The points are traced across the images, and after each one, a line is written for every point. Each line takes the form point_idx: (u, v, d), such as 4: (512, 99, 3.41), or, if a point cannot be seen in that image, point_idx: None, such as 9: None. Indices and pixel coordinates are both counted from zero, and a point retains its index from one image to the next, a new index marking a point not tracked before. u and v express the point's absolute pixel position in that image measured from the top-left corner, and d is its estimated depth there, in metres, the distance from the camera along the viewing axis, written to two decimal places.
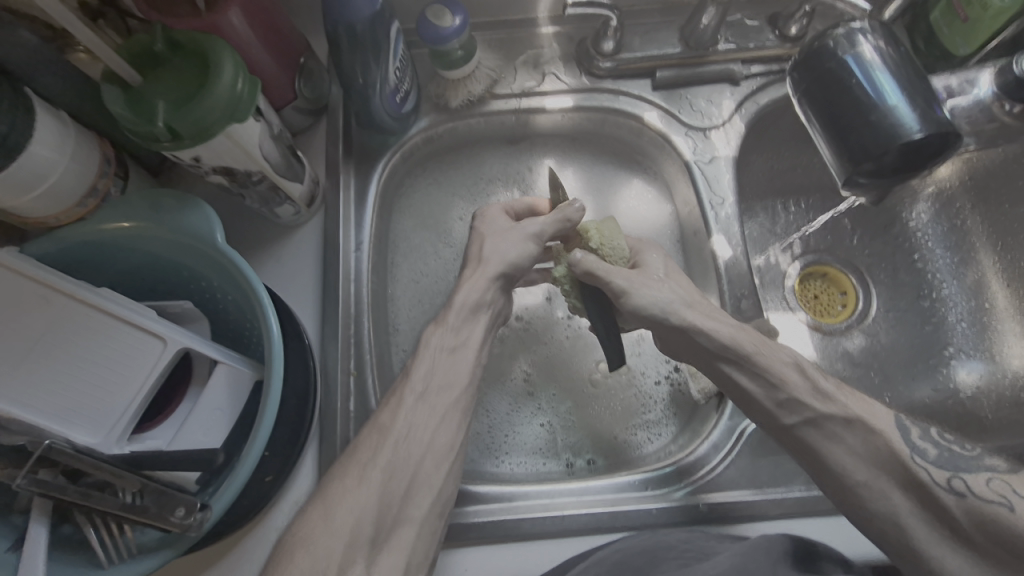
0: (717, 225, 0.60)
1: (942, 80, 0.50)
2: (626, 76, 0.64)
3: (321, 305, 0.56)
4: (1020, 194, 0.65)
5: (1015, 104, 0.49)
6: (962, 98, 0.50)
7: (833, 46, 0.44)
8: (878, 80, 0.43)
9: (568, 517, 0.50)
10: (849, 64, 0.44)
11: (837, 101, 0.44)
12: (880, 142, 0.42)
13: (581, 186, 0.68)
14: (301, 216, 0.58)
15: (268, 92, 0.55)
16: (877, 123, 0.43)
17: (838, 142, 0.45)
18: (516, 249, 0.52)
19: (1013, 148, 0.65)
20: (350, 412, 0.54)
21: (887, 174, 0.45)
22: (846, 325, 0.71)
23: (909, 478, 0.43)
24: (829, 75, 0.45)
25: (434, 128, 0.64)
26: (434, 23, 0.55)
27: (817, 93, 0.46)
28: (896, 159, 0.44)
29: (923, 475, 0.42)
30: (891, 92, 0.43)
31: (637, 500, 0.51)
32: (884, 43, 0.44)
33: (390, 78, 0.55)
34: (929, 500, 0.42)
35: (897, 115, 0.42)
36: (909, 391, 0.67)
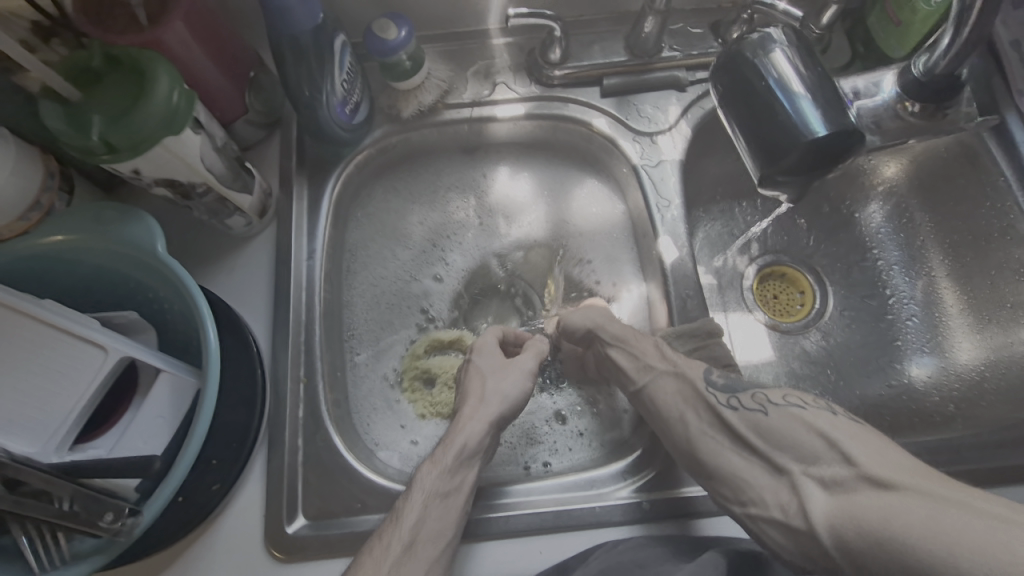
0: (664, 226, 0.61)
1: (849, 83, 0.52)
2: (575, 84, 0.65)
3: (272, 314, 0.57)
4: (961, 192, 0.66)
5: (917, 103, 0.50)
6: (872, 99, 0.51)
7: (747, 49, 0.46)
8: (786, 83, 0.44)
9: (519, 516, 0.51)
10: (760, 65, 0.45)
11: (750, 100, 0.46)
12: (787, 141, 0.44)
13: (538, 192, 0.70)
14: (253, 227, 0.59)
15: (217, 106, 0.56)
16: (785, 122, 0.44)
17: (754, 141, 0.46)
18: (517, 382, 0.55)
19: (952, 143, 0.65)
20: (299, 419, 0.54)
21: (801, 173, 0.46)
22: (804, 323, 0.74)
23: None
24: (743, 76, 0.46)
25: (387, 138, 0.65)
26: (380, 36, 0.56)
27: (734, 93, 0.47)
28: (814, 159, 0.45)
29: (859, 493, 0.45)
30: (798, 94, 0.44)
31: (580, 500, 0.52)
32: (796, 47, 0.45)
33: (338, 90, 0.57)
34: None
35: (802, 116, 0.43)
36: (864, 388, 0.69)
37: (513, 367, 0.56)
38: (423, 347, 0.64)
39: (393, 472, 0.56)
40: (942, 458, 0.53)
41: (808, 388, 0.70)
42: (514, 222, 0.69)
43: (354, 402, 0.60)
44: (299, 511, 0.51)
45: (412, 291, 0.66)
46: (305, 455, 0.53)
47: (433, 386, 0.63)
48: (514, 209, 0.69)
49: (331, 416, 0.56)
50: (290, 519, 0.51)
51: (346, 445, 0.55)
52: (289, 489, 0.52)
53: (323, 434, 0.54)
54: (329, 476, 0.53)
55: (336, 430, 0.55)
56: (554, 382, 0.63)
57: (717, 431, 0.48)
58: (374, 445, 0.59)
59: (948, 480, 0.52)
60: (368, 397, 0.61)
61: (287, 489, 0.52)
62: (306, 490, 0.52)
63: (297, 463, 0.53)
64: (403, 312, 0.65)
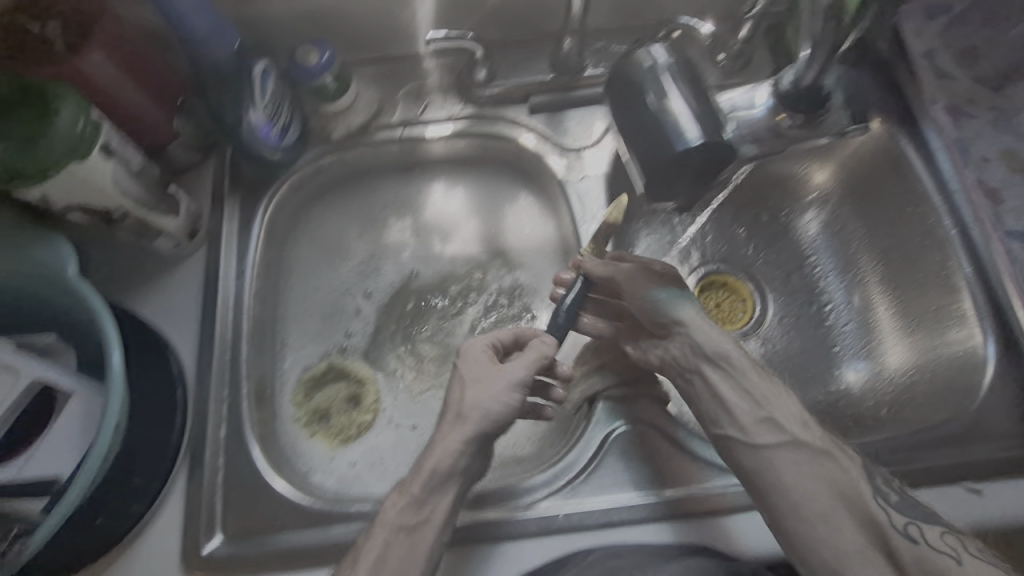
0: (589, 239, 0.62)
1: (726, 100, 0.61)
2: (504, 102, 0.66)
3: (198, 335, 0.58)
4: (888, 198, 0.67)
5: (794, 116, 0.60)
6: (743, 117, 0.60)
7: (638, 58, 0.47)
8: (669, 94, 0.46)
9: (529, 518, 0.51)
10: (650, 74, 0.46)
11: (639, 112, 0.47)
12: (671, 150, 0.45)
13: (472, 209, 0.71)
14: (182, 249, 0.60)
15: (146, 131, 0.57)
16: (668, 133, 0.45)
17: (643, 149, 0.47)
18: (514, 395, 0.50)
19: (878, 146, 0.66)
20: (221, 438, 0.55)
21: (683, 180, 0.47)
22: (744, 332, 0.73)
23: (886, 510, 0.45)
24: (632, 87, 0.47)
25: (321, 159, 0.66)
26: (302, 60, 0.58)
27: (625, 103, 0.48)
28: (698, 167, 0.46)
29: (896, 509, 0.45)
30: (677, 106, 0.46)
31: (561, 502, 0.52)
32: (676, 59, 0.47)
33: (261, 112, 0.57)
34: (902, 532, 0.45)
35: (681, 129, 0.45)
36: (802, 395, 0.69)
37: (500, 373, 0.51)
38: (302, 391, 0.64)
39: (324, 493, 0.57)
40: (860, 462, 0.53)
41: None
42: (449, 239, 0.71)
43: (285, 424, 0.62)
44: (218, 530, 0.52)
45: (348, 309, 0.67)
46: (226, 474, 0.54)
47: (329, 419, 0.63)
48: (450, 226, 0.71)
49: (256, 436, 0.56)
50: (208, 538, 0.51)
51: (270, 463, 0.56)
52: (209, 508, 0.52)
53: (245, 454, 0.54)
54: (251, 495, 0.53)
55: (259, 449, 0.56)
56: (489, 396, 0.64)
57: (771, 432, 0.48)
58: (307, 469, 0.60)
59: None
60: (299, 419, 0.62)
61: (207, 508, 0.52)
62: (226, 509, 0.52)
63: (218, 482, 0.53)
64: (340, 329, 0.66)
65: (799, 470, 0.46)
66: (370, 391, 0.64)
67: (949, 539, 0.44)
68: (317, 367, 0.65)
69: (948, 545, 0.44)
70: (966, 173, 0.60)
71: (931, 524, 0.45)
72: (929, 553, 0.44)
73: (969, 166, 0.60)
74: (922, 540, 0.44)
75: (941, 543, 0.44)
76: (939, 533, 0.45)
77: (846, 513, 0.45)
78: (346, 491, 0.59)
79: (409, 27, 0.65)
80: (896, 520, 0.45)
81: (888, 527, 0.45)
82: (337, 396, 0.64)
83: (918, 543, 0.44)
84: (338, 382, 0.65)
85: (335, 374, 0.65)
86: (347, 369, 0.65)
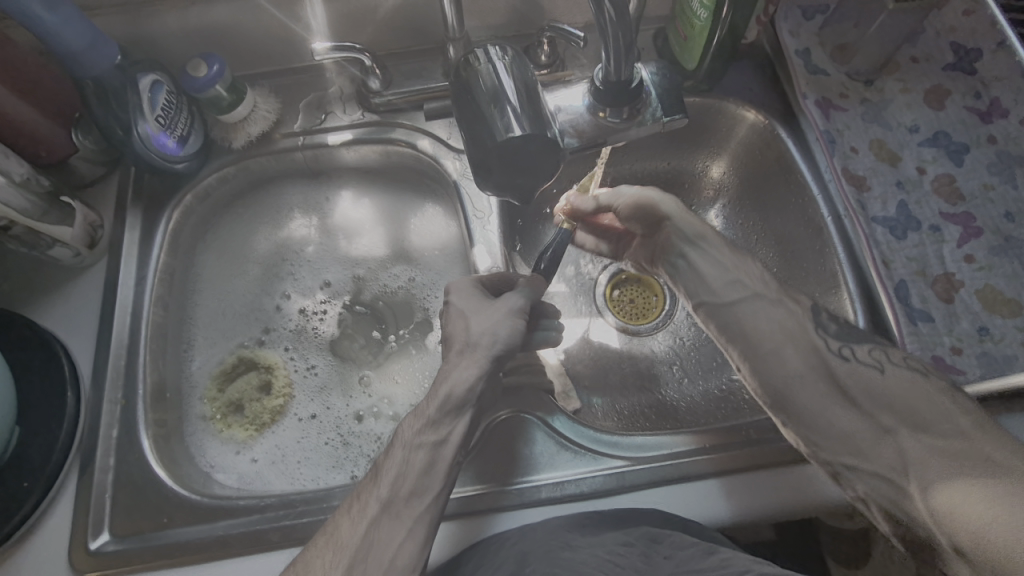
0: (479, 237, 0.64)
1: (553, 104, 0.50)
2: (400, 109, 0.69)
3: (96, 341, 0.60)
4: (777, 188, 0.66)
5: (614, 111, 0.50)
6: (569, 115, 0.47)
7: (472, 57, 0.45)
8: (496, 88, 0.44)
9: (510, 523, 0.53)
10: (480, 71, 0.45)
11: (467, 109, 0.45)
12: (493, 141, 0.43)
13: (379, 213, 0.73)
14: (82, 258, 0.62)
15: (44, 146, 0.60)
16: (491, 124, 0.43)
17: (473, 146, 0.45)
18: (467, 355, 0.52)
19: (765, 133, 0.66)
20: (113, 438, 0.56)
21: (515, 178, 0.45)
22: (654, 325, 0.76)
23: (824, 336, 0.51)
24: (464, 84, 0.45)
25: (225, 168, 0.68)
26: (191, 74, 0.61)
27: (459, 101, 0.46)
28: (534, 162, 0.44)
29: (834, 336, 0.51)
30: (501, 97, 0.43)
31: (535, 513, 0.53)
32: (510, 59, 0.45)
33: (153, 124, 0.60)
34: (836, 354, 0.50)
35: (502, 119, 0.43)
36: (704, 385, 0.71)
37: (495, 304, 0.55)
38: (215, 385, 0.65)
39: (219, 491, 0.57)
40: (731, 443, 0.55)
41: (651, 387, 0.71)
42: (357, 243, 0.73)
43: (192, 423, 0.63)
44: (105, 528, 0.53)
45: (258, 312, 0.69)
46: (116, 473, 0.55)
47: (242, 410, 0.64)
48: (357, 230, 0.73)
49: (150, 435, 0.57)
50: (95, 536, 0.53)
51: (163, 462, 0.57)
52: (97, 507, 0.54)
53: (137, 453, 0.56)
54: (140, 493, 0.54)
55: (152, 449, 0.57)
56: (396, 390, 0.66)
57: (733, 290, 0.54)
58: (209, 468, 0.61)
59: (734, 464, 0.54)
60: (206, 419, 0.63)
61: (96, 507, 0.53)
62: (114, 508, 0.54)
63: (108, 482, 0.55)
64: (248, 333, 0.68)
65: (763, 320, 0.52)
66: (279, 377, 0.66)
67: (875, 354, 0.50)
68: (226, 361, 0.66)
69: (872, 359, 0.49)
70: (834, 162, 0.62)
71: (862, 346, 0.50)
72: (859, 369, 0.49)
73: (837, 155, 0.62)
74: (852, 359, 0.49)
75: (868, 358, 0.49)
76: (867, 350, 0.50)
77: (790, 347, 0.51)
78: (248, 487, 0.60)
79: (304, 40, 0.68)
80: (832, 344, 0.51)
81: (827, 351, 0.50)
82: (249, 386, 0.65)
83: (849, 361, 0.49)
84: (249, 373, 0.66)
85: (244, 367, 0.66)
86: (256, 360, 0.67)
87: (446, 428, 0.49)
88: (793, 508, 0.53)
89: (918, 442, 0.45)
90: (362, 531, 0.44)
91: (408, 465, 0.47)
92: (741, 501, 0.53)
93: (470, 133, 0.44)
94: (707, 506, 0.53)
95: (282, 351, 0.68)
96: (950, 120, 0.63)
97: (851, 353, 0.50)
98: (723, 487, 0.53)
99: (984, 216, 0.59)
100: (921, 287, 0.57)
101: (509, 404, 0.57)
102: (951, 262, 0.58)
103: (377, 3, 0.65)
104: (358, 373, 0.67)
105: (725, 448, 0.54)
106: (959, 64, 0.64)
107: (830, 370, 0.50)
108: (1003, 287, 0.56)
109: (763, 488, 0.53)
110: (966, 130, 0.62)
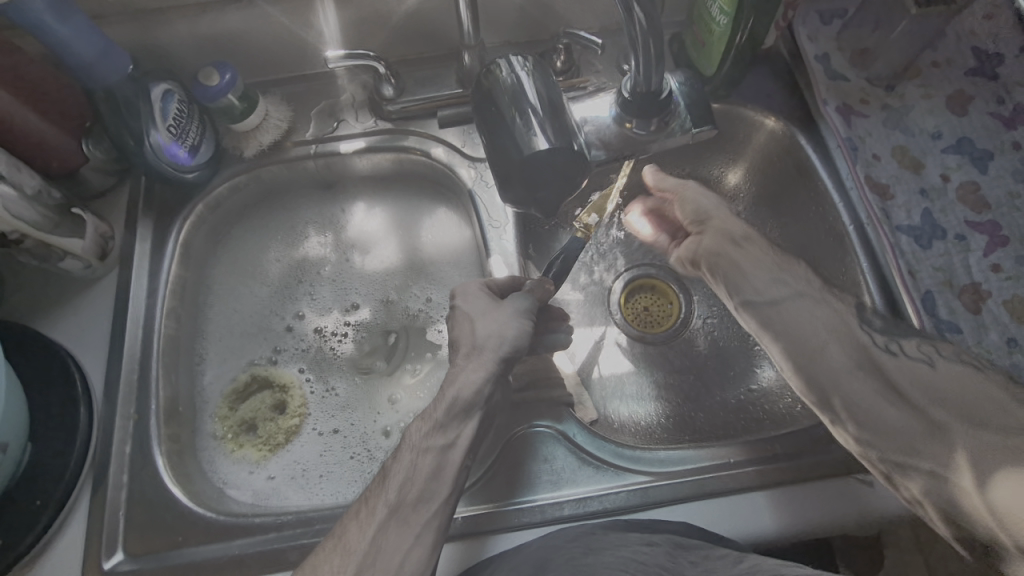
0: (494, 246, 0.63)
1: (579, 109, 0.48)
2: (413, 116, 0.68)
3: (108, 354, 0.59)
4: (795, 196, 0.65)
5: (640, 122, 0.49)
6: (596, 123, 0.48)
7: (495, 68, 0.44)
8: (520, 99, 0.43)
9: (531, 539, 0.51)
10: (504, 82, 0.44)
11: (490, 117, 0.44)
12: (517, 152, 0.42)
13: (391, 223, 0.72)
14: (93, 270, 0.61)
15: (56, 158, 0.59)
16: (515, 135, 0.42)
17: (494, 156, 0.44)
18: (476, 358, 0.52)
19: (784, 139, 0.65)
20: (126, 455, 0.55)
21: (537, 189, 0.44)
22: (669, 333, 0.75)
23: (871, 332, 0.51)
24: (487, 94, 0.44)
25: (236, 178, 0.67)
26: (204, 83, 0.60)
27: (481, 110, 0.45)
28: (556, 176, 0.43)
29: (879, 331, 0.51)
30: (526, 109, 0.42)
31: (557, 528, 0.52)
32: (535, 68, 0.44)
33: (166, 134, 0.59)
34: (884, 349, 0.50)
35: (526, 130, 0.41)
36: (722, 394, 0.70)
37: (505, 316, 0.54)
38: (227, 403, 0.64)
39: (235, 509, 0.57)
40: (754, 458, 0.54)
41: (668, 397, 0.70)
42: (369, 253, 0.72)
43: (204, 439, 0.62)
44: (118, 547, 0.52)
45: (270, 325, 0.68)
46: (130, 490, 0.54)
47: (255, 430, 0.63)
48: (369, 240, 0.72)
49: (164, 451, 0.57)
50: (109, 555, 0.52)
51: (176, 479, 0.56)
52: (110, 524, 0.53)
53: (150, 470, 0.55)
54: (153, 510, 0.53)
55: (165, 465, 0.56)
56: (410, 404, 0.65)
57: (781, 287, 0.53)
58: (224, 484, 0.60)
59: (757, 480, 0.53)
60: (221, 435, 0.63)
61: (109, 525, 0.53)
62: (127, 526, 0.53)
63: (120, 499, 0.54)
64: (260, 345, 0.67)
65: (808, 317, 0.51)
66: (293, 397, 0.65)
67: (924, 349, 0.50)
68: (240, 379, 0.65)
69: (922, 353, 0.49)
70: (857, 170, 0.61)
71: (909, 341, 0.51)
72: (907, 362, 0.49)
73: (859, 162, 0.61)
74: (900, 352, 0.50)
75: (915, 352, 0.50)
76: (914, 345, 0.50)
77: (838, 344, 0.50)
78: (263, 503, 0.59)
79: (316, 46, 0.67)
80: (879, 340, 0.50)
81: (873, 346, 0.50)
82: (262, 404, 0.65)
83: (897, 356, 0.49)
84: (262, 391, 0.65)
85: (259, 386, 0.66)
86: (270, 378, 0.66)
87: (462, 429, 0.48)
88: (818, 525, 0.52)
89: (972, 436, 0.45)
90: (372, 530, 0.43)
91: (422, 467, 0.46)
92: (762, 517, 0.52)
93: (491, 143, 0.43)
94: (729, 521, 0.52)
95: (296, 368, 0.67)
96: (974, 126, 0.62)
97: (900, 349, 0.50)
98: (745, 502, 0.52)
99: (1010, 224, 0.58)
100: (946, 297, 0.56)
101: (528, 416, 0.56)
102: (977, 272, 0.57)
103: (390, 9, 0.64)
104: (373, 387, 0.66)
105: (748, 463, 0.54)
106: (982, 69, 0.63)
107: (880, 367, 0.49)
108: None
109: (788, 506, 0.52)
110: (990, 137, 0.61)
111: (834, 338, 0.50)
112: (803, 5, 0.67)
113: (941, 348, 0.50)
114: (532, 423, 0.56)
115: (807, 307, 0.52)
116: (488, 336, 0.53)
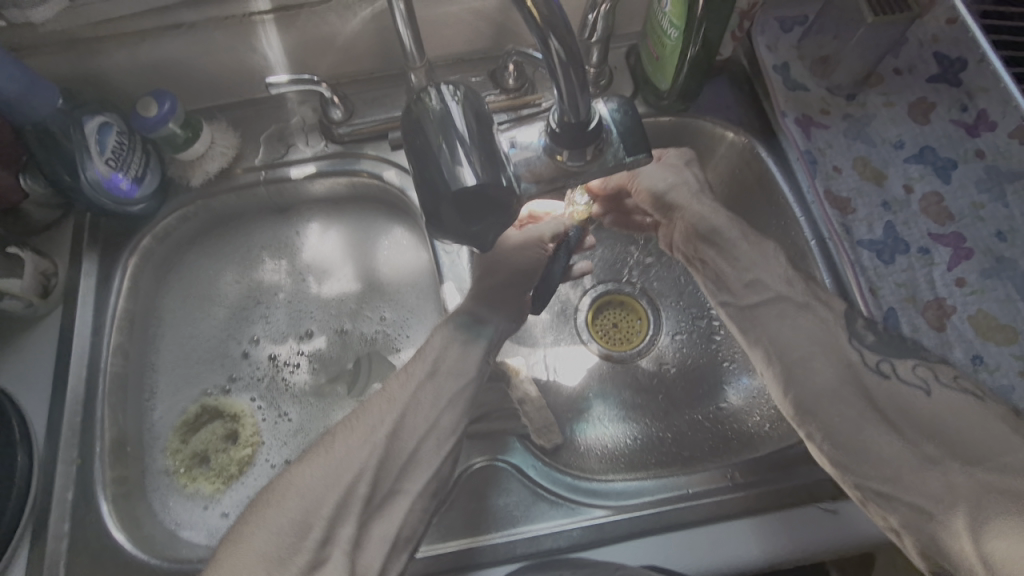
0: (448, 271, 0.62)
1: (507, 135, 0.43)
2: (364, 139, 0.66)
3: (51, 396, 0.57)
4: (757, 209, 0.63)
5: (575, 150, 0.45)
6: (524, 152, 0.43)
7: (425, 96, 0.42)
8: (450, 130, 0.40)
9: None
10: (436, 111, 0.41)
11: (419, 148, 0.41)
12: (443, 188, 0.39)
13: (348, 246, 0.71)
14: (35, 308, 0.59)
15: None
16: (443, 170, 0.39)
17: (422, 187, 0.41)
18: (423, 394, 0.50)
19: (744, 151, 0.63)
20: (68, 501, 0.54)
21: (465, 226, 0.41)
22: (638, 351, 0.73)
23: (860, 350, 0.50)
24: (418, 121, 0.41)
25: (185, 206, 0.65)
26: (141, 113, 0.59)
27: (410, 138, 0.42)
28: (484, 213, 0.40)
29: (872, 348, 0.50)
30: (456, 141, 0.39)
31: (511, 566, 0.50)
32: (467, 97, 0.42)
33: (103, 168, 0.58)
34: (875, 370, 0.50)
35: (454, 167, 0.39)
36: (692, 413, 0.68)
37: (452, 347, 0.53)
38: (178, 436, 0.62)
39: (184, 552, 0.55)
40: (713, 488, 0.53)
41: (636, 418, 0.68)
42: (326, 278, 0.70)
43: (155, 477, 0.60)
44: None
45: (225, 356, 0.66)
46: (72, 540, 0.53)
47: (209, 462, 0.62)
48: (326, 265, 0.70)
49: (109, 496, 0.55)
50: None
51: (123, 524, 0.54)
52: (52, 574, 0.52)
53: (94, 516, 0.54)
54: (96, 559, 0.52)
55: (110, 510, 0.55)
56: None
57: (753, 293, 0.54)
58: (176, 525, 0.58)
59: (715, 511, 0.51)
60: (173, 472, 0.61)
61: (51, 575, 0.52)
62: None
63: (63, 548, 0.53)
64: (213, 376, 0.65)
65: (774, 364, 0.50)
66: (246, 425, 0.63)
67: (920, 371, 0.49)
68: (190, 412, 0.63)
69: (917, 376, 0.49)
70: (816, 183, 0.59)
71: (904, 360, 0.50)
72: (899, 386, 0.49)
73: (819, 175, 0.60)
74: (892, 373, 0.49)
75: (910, 376, 0.49)
76: (910, 366, 0.50)
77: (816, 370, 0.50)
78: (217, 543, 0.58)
79: (261, 70, 0.65)
80: (870, 359, 0.50)
81: (862, 365, 0.50)
82: (213, 437, 0.63)
83: (889, 378, 0.49)
84: (214, 424, 0.63)
85: (209, 418, 0.64)
86: (221, 410, 0.64)
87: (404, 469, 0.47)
88: (780, 557, 0.50)
89: (968, 476, 0.44)
90: None
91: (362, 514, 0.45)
92: (722, 550, 0.50)
93: (420, 174, 0.41)
94: (688, 555, 0.50)
95: (249, 400, 0.65)
96: (937, 134, 0.60)
97: (893, 371, 0.49)
98: (704, 535, 0.51)
99: (974, 236, 0.57)
100: (910, 314, 0.54)
101: (483, 449, 0.55)
102: (942, 287, 0.55)
103: (335, 32, 0.62)
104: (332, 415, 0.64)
105: (707, 492, 0.52)
106: (944, 75, 0.62)
107: (843, 410, 0.48)
108: (995, 313, 0.54)
109: (749, 537, 0.50)
110: (954, 145, 0.60)
111: (810, 364, 0.50)
112: (760, 13, 0.65)
113: (940, 372, 0.49)
114: (486, 457, 0.54)
115: (774, 303, 0.53)
116: (437, 370, 0.51)
